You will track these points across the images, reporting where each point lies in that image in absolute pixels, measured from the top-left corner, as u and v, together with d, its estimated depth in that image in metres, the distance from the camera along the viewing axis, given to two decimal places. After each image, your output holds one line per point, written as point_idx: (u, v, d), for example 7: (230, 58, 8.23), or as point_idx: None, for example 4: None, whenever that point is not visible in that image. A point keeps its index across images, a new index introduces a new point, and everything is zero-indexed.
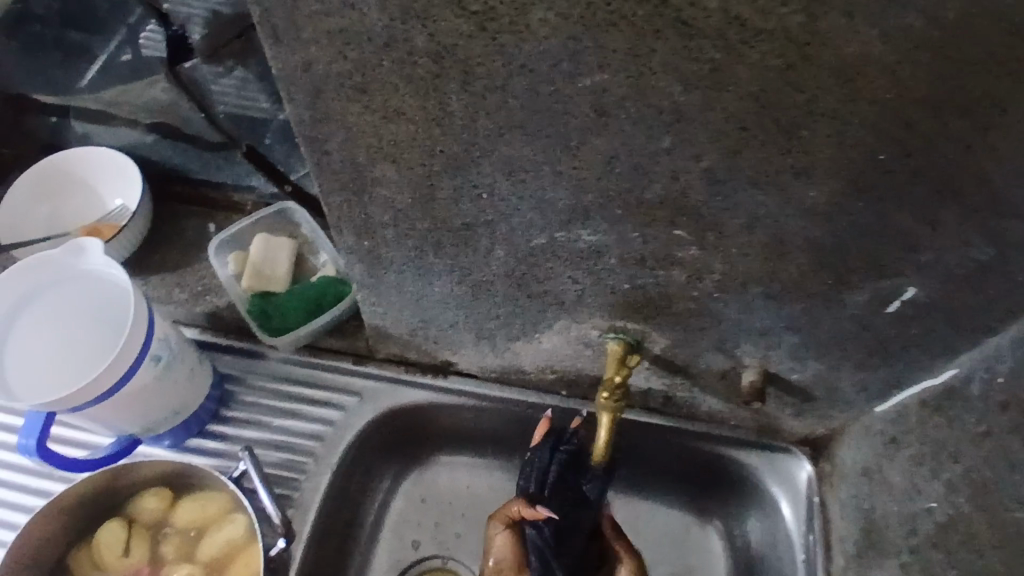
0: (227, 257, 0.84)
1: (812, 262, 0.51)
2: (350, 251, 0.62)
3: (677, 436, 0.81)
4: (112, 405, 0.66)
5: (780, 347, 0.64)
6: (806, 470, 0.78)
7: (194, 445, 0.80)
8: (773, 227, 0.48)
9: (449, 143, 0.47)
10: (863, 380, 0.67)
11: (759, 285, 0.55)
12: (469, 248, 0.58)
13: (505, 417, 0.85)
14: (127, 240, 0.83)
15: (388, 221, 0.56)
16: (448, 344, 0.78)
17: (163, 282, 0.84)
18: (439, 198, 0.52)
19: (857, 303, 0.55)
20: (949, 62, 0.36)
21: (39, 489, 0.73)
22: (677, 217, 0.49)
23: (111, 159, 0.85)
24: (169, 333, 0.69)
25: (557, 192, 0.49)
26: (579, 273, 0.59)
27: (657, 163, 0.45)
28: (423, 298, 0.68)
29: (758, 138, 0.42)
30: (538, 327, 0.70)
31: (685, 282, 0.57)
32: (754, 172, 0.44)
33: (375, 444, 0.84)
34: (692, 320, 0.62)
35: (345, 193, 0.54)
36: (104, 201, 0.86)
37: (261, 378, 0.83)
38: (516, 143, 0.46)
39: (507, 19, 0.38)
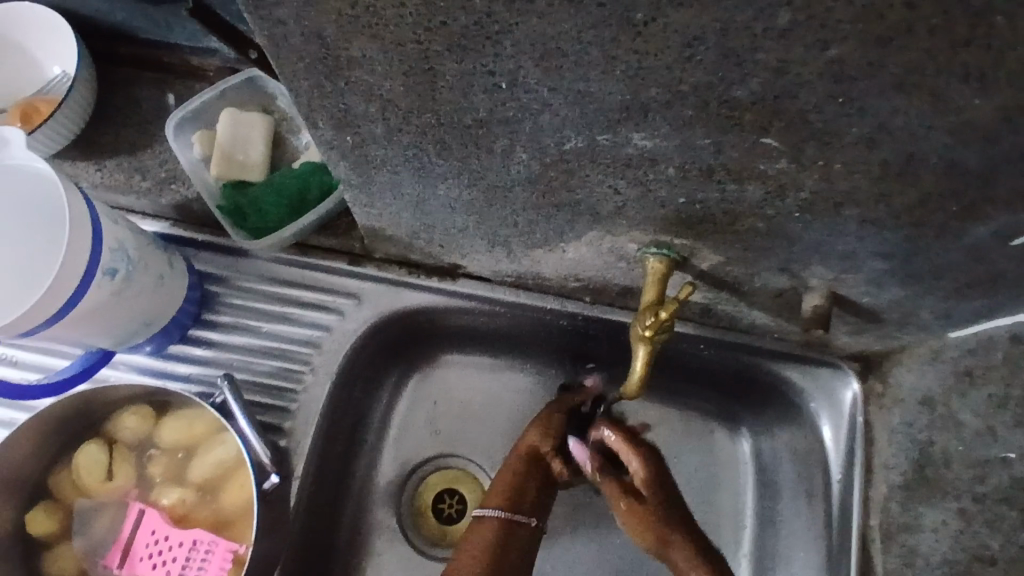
0: (190, 137, 0.70)
1: (942, 186, 0.38)
2: (330, 147, 0.49)
3: (712, 348, 0.73)
4: (70, 327, 0.56)
5: (860, 271, 0.52)
6: (852, 390, 0.69)
7: (177, 351, 0.72)
8: (905, 141, 0.35)
9: (454, 13, 0.32)
10: (949, 309, 0.56)
11: (857, 207, 0.42)
12: (481, 150, 0.45)
13: (521, 323, 0.77)
14: (71, 116, 0.69)
15: (374, 113, 0.43)
16: (455, 248, 0.66)
17: (118, 168, 0.70)
18: (441, 88, 0.38)
19: (980, 234, 0.43)
20: None
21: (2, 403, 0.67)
22: (772, 122, 0.35)
23: (45, 16, 0.69)
24: (124, 241, 0.58)
25: (606, 84, 0.35)
26: (622, 183, 0.46)
27: (759, 49, 0.31)
28: (425, 201, 0.56)
29: (931, 19, 0.28)
30: (564, 236, 0.58)
31: (760, 199, 0.44)
32: (904, 68, 0.30)
33: (377, 349, 0.77)
34: (757, 240, 0.50)
35: (315, 77, 0.40)
36: (44, 67, 0.71)
37: (247, 278, 0.73)
38: (552, 16, 0.31)
39: None
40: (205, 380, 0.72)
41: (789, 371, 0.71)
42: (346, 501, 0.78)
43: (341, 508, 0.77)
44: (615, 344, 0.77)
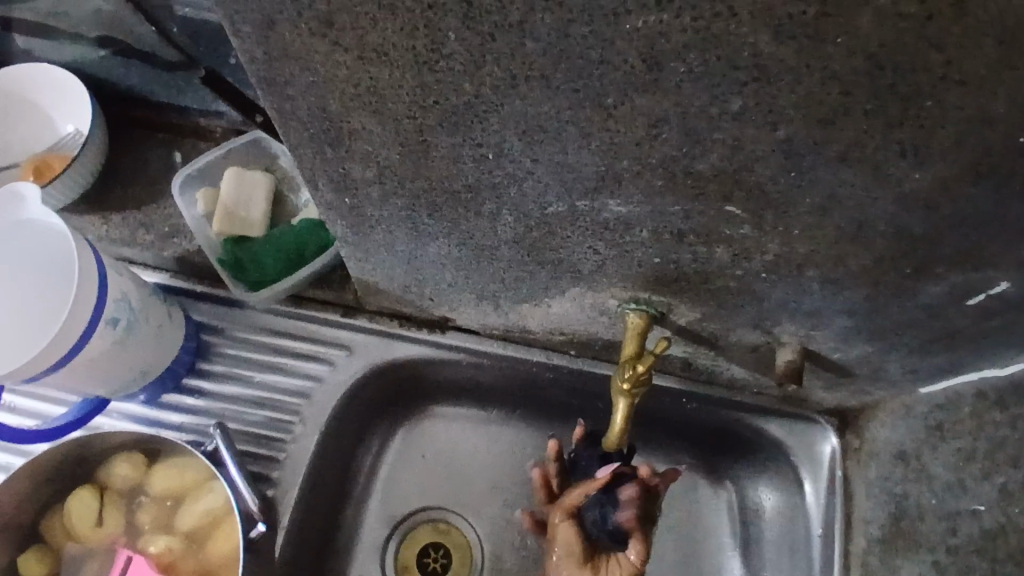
0: (194, 194, 0.73)
1: (892, 249, 0.42)
2: (328, 207, 0.52)
3: (694, 401, 0.75)
4: (68, 375, 0.58)
5: (827, 328, 0.55)
6: (831, 445, 0.71)
7: (170, 401, 0.73)
8: (854, 210, 0.39)
9: (446, 94, 0.36)
10: (914, 364, 0.59)
11: (818, 269, 0.46)
12: (471, 212, 0.48)
13: (508, 375, 0.79)
14: (80, 173, 0.72)
15: (371, 178, 0.46)
16: (446, 302, 0.69)
17: (124, 222, 0.73)
18: (434, 156, 0.42)
19: (933, 294, 0.46)
20: None
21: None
22: (733, 192, 0.39)
23: (62, 79, 0.73)
24: (128, 293, 0.60)
25: (582, 156, 0.39)
26: (601, 244, 0.49)
27: (717, 129, 0.34)
28: (417, 258, 0.59)
29: (863, 105, 0.32)
30: (549, 292, 0.61)
31: (729, 261, 0.47)
32: (846, 147, 0.34)
33: (367, 399, 0.78)
34: (729, 297, 0.53)
35: (318, 145, 0.43)
36: (56, 125, 0.75)
37: (242, 329, 0.76)
38: (534, 97, 0.35)
39: None
40: (196, 429, 0.73)
41: (772, 428, 0.73)
42: (331, 554, 0.78)
43: (326, 560, 0.77)
44: (600, 397, 0.79)
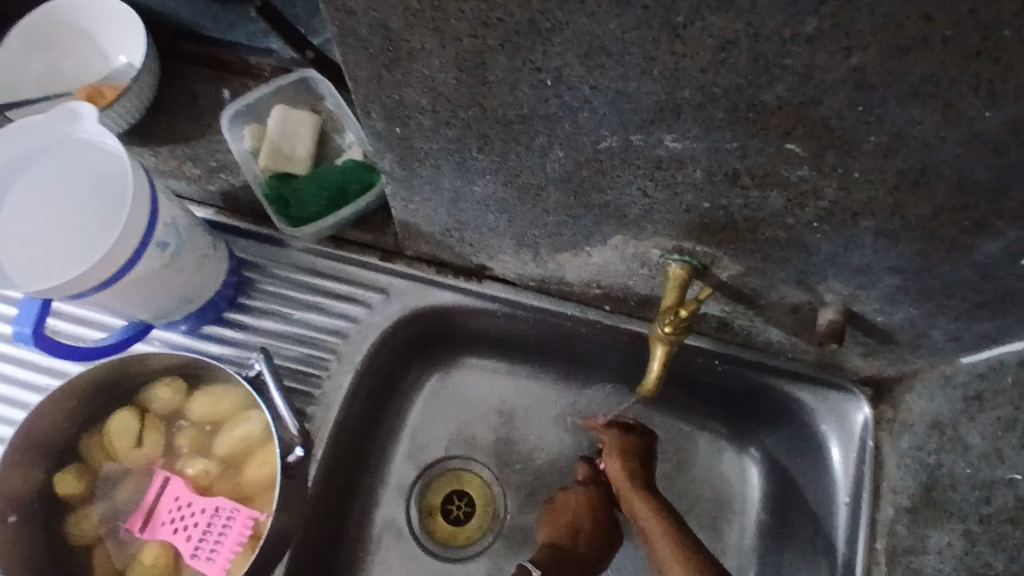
0: (242, 130, 0.74)
1: (953, 199, 0.41)
2: (378, 138, 0.52)
3: (725, 363, 0.75)
4: (116, 293, 0.59)
5: (874, 287, 0.54)
6: (863, 413, 0.72)
7: (211, 332, 0.75)
8: (919, 152, 0.38)
9: (511, 11, 0.36)
10: (959, 331, 0.58)
11: (873, 219, 0.45)
12: (521, 147, 0.48)
13: (540, 328, 0.79)
14: (132, 103, 0.73)
15: (425, 105, 0.46)
16: (484, 249, 0.70)
17: (172, 154, 0.74)
18: (491, 82, 0.42)
19: (989, 251, 0.45)
20: None
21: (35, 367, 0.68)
22: (795, 128, 0.38)
23: (115, 8, 0.73)
24: (177, 218, 0.61)
25: (643, 84, 0.38)
26: (650, 186, 0.49)
27: (787, 54, 0.34)
28: (461, 198, 0.59)
29: (942, 32, 0.30)
30: (590, 240, 0.61)
31: (781, 207, 0.47)
32: (919, 79, 0.33)
33: (401, 343, 0.79)
34: (776, 249, 0.53)
35: (375, 67, 0.43)
36: (108, 55, 0.75)
37: (283, 267, 0.77)
38: (600, 15, 0.34)
39: None
40: (234, 360, 0.74)
41: (801, 392, 0.73)
42: (359, 491, 0.79)
43: (355, 496, 0.79)
44: (632, 355, 0.79)
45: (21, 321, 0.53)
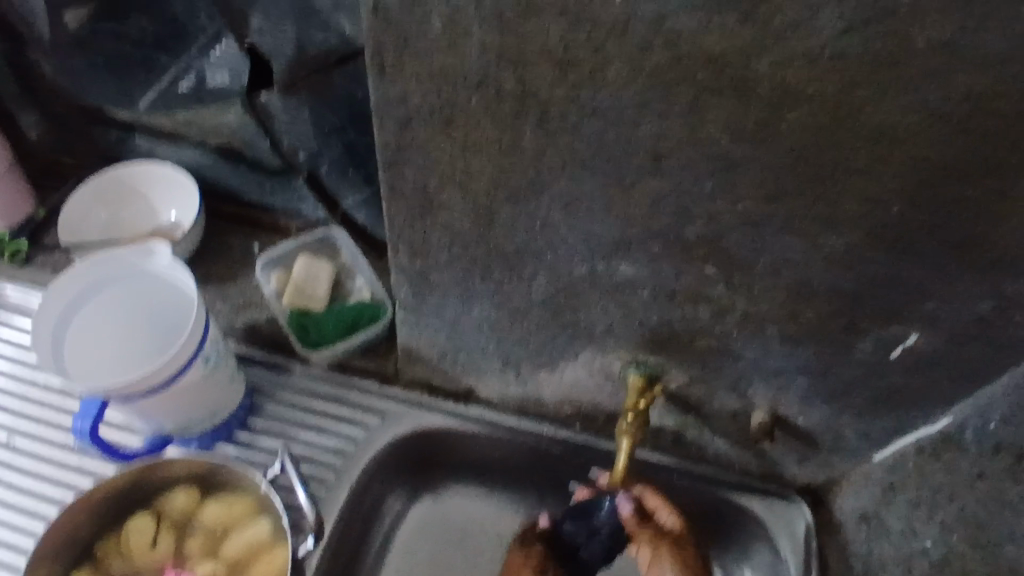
0: (271, 273, 0.88)
1: (828, 306, 0.57)
2: (401, 271, 0.67)
3: (685, 476, 0.83)
4: (161, 397, 0.69)
5: (791, 388, 0.69)
6: (808, 519, 0.80)
7: (219, 451, 0.81)
8: (796, 271, 0.54)
9: (515, 175, 0.53)
10: (866, 427, 0.71)
11: (776, 326, 0.61)
12: (514, 275, 0.64)
13: (519, 450, 0.87)
14: (180, 251, 0.88)
15: (443, 244, 0.62)
16: (474, 370, 0.82)
17: (206, 292, 0.89)
18: (496, 225, 0.58)
19: (865, 349, 0.61)
20: (961, 130, 0.42)
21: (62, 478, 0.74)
22: (710, 256, 0.55)
23: (178, 176, 0.90)
24: (219, 338, 0.74)
25: (605, 225, 0.55)
26: (612, 305, 0.64)
27: (698, 205, 0.51)
28: (460, 322, 0.73)
29: (791, 187, 0.47)
30: (565, 356, 0.74)
31: (710, 319, 0.62)
32: (784, 219, 0.50)
33: (393, 464, 0.86)
34: (710, 358, 0.67)
35: (410, 216, 0.59)
36: (162, 212, 0.90)
37: (288, 392, 0.85)
38: (576, 178, 0.52)
39: (589, 69, 0.44)
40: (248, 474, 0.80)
41: (753, 504, 0.81)
42: None
43: None
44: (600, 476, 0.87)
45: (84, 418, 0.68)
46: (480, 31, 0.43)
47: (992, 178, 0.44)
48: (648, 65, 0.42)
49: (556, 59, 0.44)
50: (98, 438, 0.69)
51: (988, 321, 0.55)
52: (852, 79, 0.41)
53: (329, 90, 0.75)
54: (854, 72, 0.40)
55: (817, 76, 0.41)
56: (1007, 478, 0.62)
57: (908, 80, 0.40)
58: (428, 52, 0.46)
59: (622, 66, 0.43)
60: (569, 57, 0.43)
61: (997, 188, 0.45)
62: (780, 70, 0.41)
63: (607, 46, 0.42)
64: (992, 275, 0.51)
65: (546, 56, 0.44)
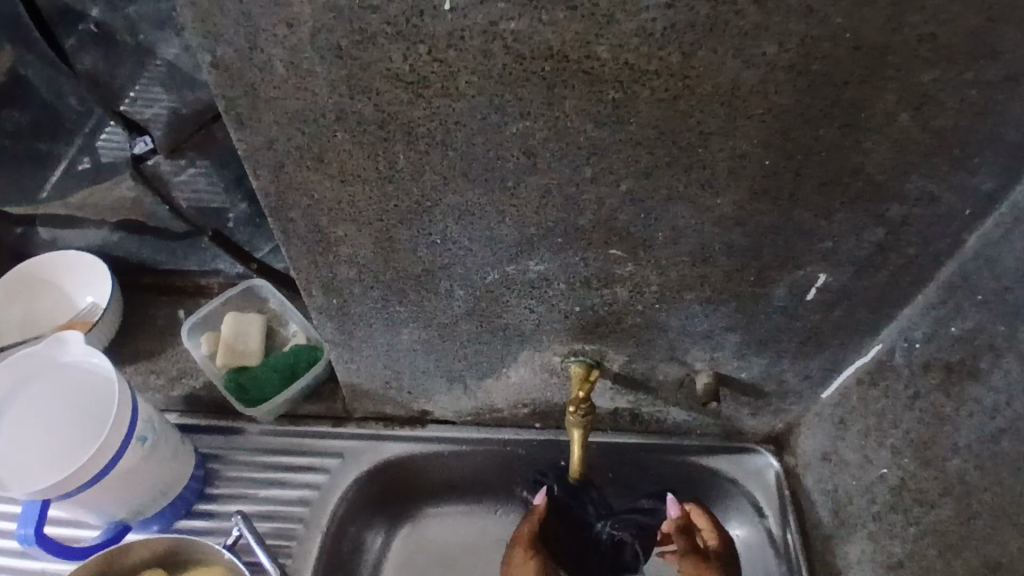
0: (200, 337, 0.86)
1: (735, 263, 0.58)
2: (321, 311, 0.67)
3: (651, 452, 0.83)
4: (103, 486, 0.67)
5: (724, 347, 0.70)
6: (772, 465, 0.82)
7: (183, 526, 0.79)
8: (694, 237, 0.55)
9: (401, 198, 0.53)
10: (805, 370, 0.73)
11: (693, 291, 0.62)
12: (431, 293, 0.63)
13: (484, 460, 0.87)
14: (103, 333, 0.86)
15: (353, 277, 0.61)
16: (422, 393, 0.82)
17: (137, 370, 0.86)
18: (399, 248, 0.58)
19: (781, 296, 0.62)
20: (801, 76, 0.43)
21: None
22: (611, 238, 0.56)
23: (85, 260, 0.87)
24: (153, 414, 0.72)
25: (502, 228, 0.55)
26: (534, 302, 0.64)
27: (584, 192, 0.51)
28: (394, 348, 0.72)
29: (664, 159, 0.48)
30: (505, 361, 0.74)
31: (629, 298, 0.63)
32: (667, 190, 0.51)
33: (363, 503, 0.85)
34: (641, 334, 0.68)
35: (312, 256, 0.59)
36: (76, 299, 0.88)
37: (242, 452, 0.84)
38: (461, 189, 0.52)
39: (439, 85, 0.44)
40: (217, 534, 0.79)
41: (720, 463, 0.83)
42: None
43: None
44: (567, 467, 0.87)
45: (24, 524, 0.66)
46: (324, 67, 0.43)
47: (846, 115, 0.46)
48: (494, 70, 0.43)
49: (404, 80, 0.44)
50: (45, 541, 0.67)
51: (884, 247, 0.56)
52: (688, 48, 0.42)
53: (216, 145, 0.74)
54: (687, 40, 0.41)
55: (654, 51, 0.42)
56: (942, 394, 0.61)
57: (739, 40, 0.41)
58: (279, 96, 0.45)
59: (470, 75, 0.43)
60: (416, 76, 0.43)
61: (851, 122, 0.46)
62: (619, 52, 0.42)
63: (451, 58, 0.42)
64: (874, 204, 0.52)
65: (394, 79, 0.44)
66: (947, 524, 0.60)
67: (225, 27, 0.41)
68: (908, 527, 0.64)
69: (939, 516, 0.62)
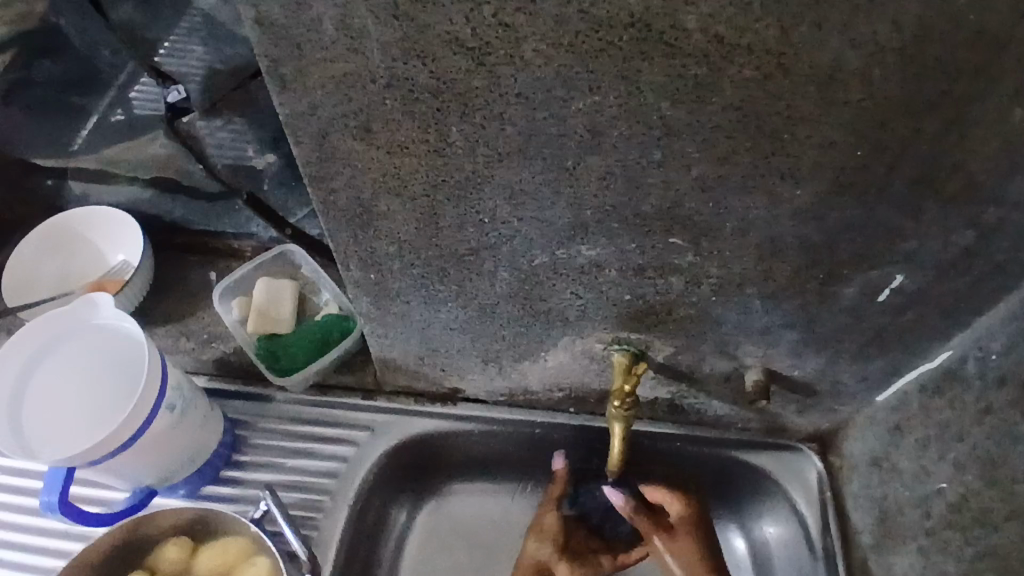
0: (231, 301, 0.84)
1: (805, 259, 0.54)
2: (357, 285, 0.64)
3: (690, 444, 0.80)
4: (132, 453, 0.67)
5: (781, 345, 0.66)
6: (817, 467, 0.77)
7: (210, 492, 0.79)
8: (764, 230, 0.51)
9: (450, 174, 0.49)
10: (864, 372, 0.68)
11: (754, 285, 0.57)
12: (474, 274, 0.60)
13: (515, 442, 0.85)
14: (133, 293, 0.84)
15: (393, 252, 0.58)
16: (455, 371, 0.79)
17: (168, 332, 0.85)
18: (443, 226, 0.54)
19: (850, 296, 0.58)
20: (914, 60, 0.38)
21: (43, 548, 0.71)
22: (672, 227, 0.52)
23: (119, 217, 0.85)
24: (183, 382, 0.71)
25: (556, 211, 0.51)
26: (582, 288, 0.61)
27: (648, 176, 0.47)
28: (431, 326, 0.70)
29: (743, 144, 0.44)
30: (544, 345, 0.71)
31: (684, 289, 0.59)
32: (742, 177, 0.46)
33: (390, 478, 0.83)
34: (691, 326, 0.64)
35: (352, 229, 0.56)
36: (109, 256, 0.86)
37: (272, 420, 0.83)
38: (515, 168, 0.48)
39: (502, 52, 0.39)
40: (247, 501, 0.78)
41: (758, 460, 0.79)
42: None
43: None
44: (599, 453, 0.85)
45: (51, 488, 0.65)
46: (377, 28, 0.39)
47: (955, 107, 0.41)
48: (564, 38, 0.38)
49: (464, 45, 0.39)
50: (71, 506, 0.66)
51: (972, 250, 0.51)
52: (788, 22, 0.37)
53: (253, 106, 0.70)
54: (788, 13, 0.36)
55: (748, 24, 0.37)
56: None
57: (850, 14, 0.36)
58: (326, 58, 0.41)
59: (538, 42, 0.39)
60: (479, 41, 0.39)
61: (962, 114, 0.41)
62: (709, 23, 0.37)
63: (518, 22, 0.38)
64: (969, 205, 0.47)
65: (453, 43, 0.39)
66: (1010, 549, 0.57)
67: None
68: (965, 548, 0.61)
69: (1001, 539, 0.58)
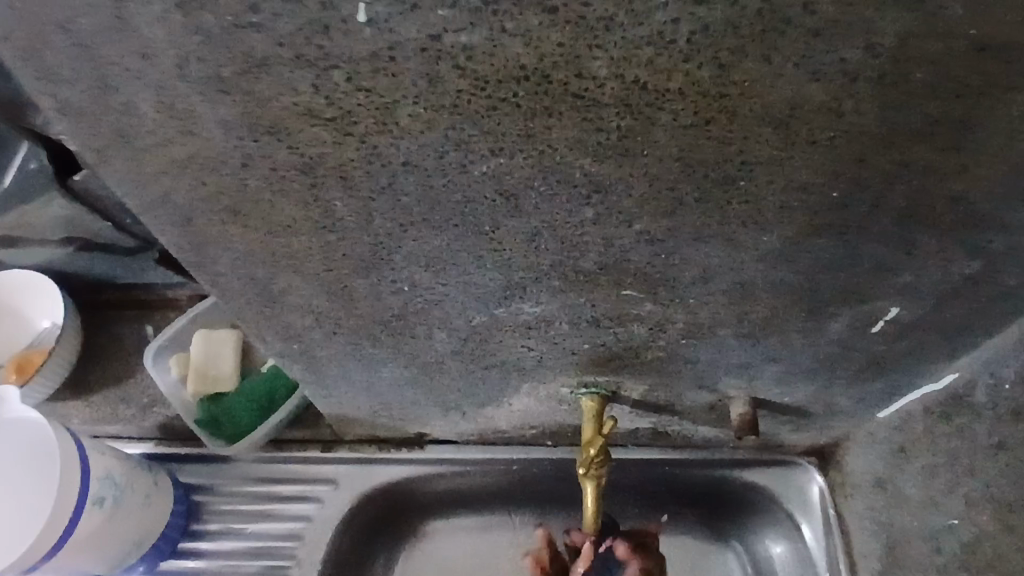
0: (167, 361, 0.79)
1: (782, 299, 0.46)
2: (282, 355, 0.56)
3: (683, 468, 0.74)
4: (61, 557, 0.61)
5: (765, 376, 0.58)
6: (818, 484, 0.71)
7: (170, 566, 0.73)
8: (730, 275, 0.43)
9: (349, 247, 0.41)
10: (861, 394, 0.61)
11: (727, 327, 0.50)
12: (408, 337, 0.53)
13: (491, 481, 0.78)
14: (62, 361, 0.77)
15: (311, 323, 0.51)
16: (414, 420, 0.72)
17: (105, 398, 0.79)
18: (358, 296, 0.47)
19: (838, 329, 0.50)
20: (893, 90, 0.30)
21: None
22: (622, 279, 0.44)
23: (34, 280, 0.78)
24: (111, 469, 0.64)
25: (484, 273, 0.44)
26: (534, 342, 0.53)
27: (584, 233, 0.39)
28: (375, 385, 0.63)
29: (691, 194, 0.36)
30: (505, 391, 0.64)
31: (649, 334, 0.51)
32: (696, 226, 0.38)
33: (360, 532, 0.77)
34: (663, 366, 0.57)
35: (256, 306, 0.48)
36: (31, 324, 0.79)
37: (227, 482, 0.76)
38: (424, 236, 0.40)
39: (371, 120, 0.31)
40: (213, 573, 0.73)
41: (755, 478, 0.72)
42: None
43: None
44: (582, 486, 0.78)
45: None
46: (207, 106, 0.31)
47: (950, 136, 0.32)
48: (444, 98, 0.30)
49: (321, 116, 0.31)
50: None
51: (977, 277, 0.43)
52: (726, 58, 0.28)
53: None
54: (724, 47, 0.28)
55: (674, 65, 0.28)
56: None
57: (805, 44, 0.27)
58: (157, 142, 0.33)
59: (413, 106, 0.30)
60: (337, 110, 0.31)
61: (959, 143, 0.33)
62: (623, 68, 0.29)
63: (381, 86, 0.29)
64: (974, 235, 0.39)
65: (307, 116, 0.31)
66: None
67: (58, 65, 0.29)
68: None
69: None
